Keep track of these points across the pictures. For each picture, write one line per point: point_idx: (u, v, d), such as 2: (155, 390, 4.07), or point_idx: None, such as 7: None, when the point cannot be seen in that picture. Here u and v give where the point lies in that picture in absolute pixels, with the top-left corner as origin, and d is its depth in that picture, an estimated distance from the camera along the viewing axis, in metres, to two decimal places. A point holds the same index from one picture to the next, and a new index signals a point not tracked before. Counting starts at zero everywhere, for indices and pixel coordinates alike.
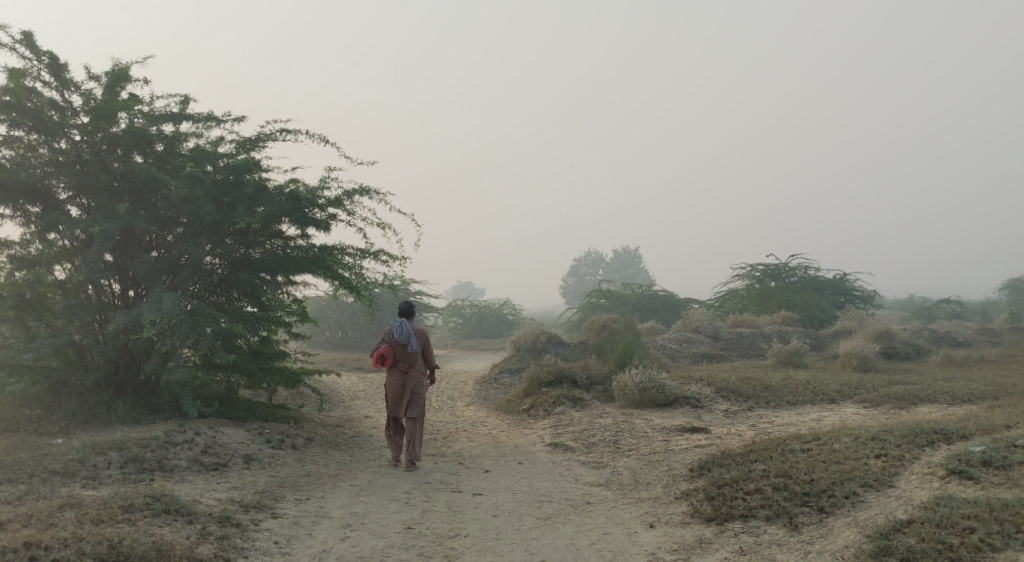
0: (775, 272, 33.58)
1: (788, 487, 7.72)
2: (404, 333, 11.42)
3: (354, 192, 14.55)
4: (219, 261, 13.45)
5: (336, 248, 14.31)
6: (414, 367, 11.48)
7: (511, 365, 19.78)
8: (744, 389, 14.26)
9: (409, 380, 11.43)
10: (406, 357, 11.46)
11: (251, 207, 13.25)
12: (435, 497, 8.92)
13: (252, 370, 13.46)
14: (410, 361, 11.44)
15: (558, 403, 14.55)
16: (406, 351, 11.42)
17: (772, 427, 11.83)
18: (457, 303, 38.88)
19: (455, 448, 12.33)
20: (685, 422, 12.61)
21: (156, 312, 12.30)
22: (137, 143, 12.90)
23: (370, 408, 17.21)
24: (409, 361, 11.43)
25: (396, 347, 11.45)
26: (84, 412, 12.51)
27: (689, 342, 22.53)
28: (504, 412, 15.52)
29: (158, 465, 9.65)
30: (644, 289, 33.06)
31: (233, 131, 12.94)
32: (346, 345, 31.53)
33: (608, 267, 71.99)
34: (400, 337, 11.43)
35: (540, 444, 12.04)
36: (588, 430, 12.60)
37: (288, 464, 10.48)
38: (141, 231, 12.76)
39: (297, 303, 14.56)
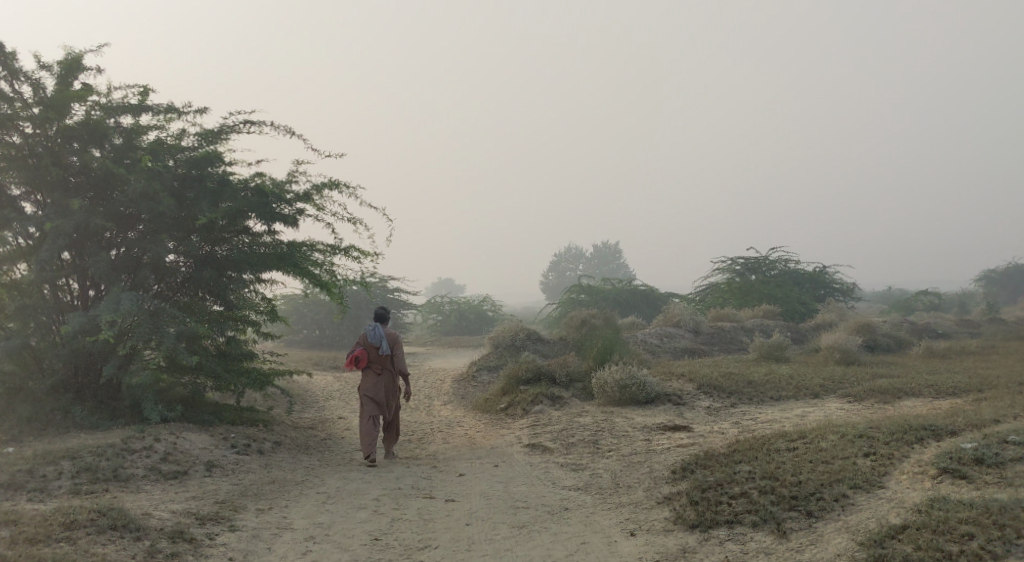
0: (755, 264, 33.35)
1: (775, 490, 7.35)
2: (378, 336, 11.26)
3: (324, 186, 14.06)
4: (182, 259, 12.94)
5: (305, 244, 13.82)
6: (388, 368, 11.35)
7: (489, 362, 19.37)
8: (727, 385, 13.89)
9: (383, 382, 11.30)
10: (379, 359, 11.31)
11: (214, 203, 12.75)
12: (405, 504, 8.49)
13: (218, 372, 12.96)
14: (384, 364, 11.29)
15: (536, 401, 14.14)
16: (380, 354, 11.25)
17: (756, 424, 11.47)
18: (436, 300, 38.46)
19: (429, 450, 11.90)
20: (666, 420, 12.22)
21: (114, 313, 11.80)
22: (93, 136, 12.38)
23: (344, 408, 16.73)
24: (383, 363, 11.28)
25: (370, 350, 11.29)
26: (40, 419, 11.99)
27: (670, 337, 22.17)
28: (481, 411, 15.09)
29: (112, 475, 9.17)
30: (625, 283, 32.70)
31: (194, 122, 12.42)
32: (323, 344, 31.05)
33: (588, 262, 71.73)
34: (374, 340, 11.27)
35: (518, 444, 11.63)
36: (567, 429, 12.19)
37: (252, 471, 10.02)
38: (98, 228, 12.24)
39: (266, 302, 14.06)
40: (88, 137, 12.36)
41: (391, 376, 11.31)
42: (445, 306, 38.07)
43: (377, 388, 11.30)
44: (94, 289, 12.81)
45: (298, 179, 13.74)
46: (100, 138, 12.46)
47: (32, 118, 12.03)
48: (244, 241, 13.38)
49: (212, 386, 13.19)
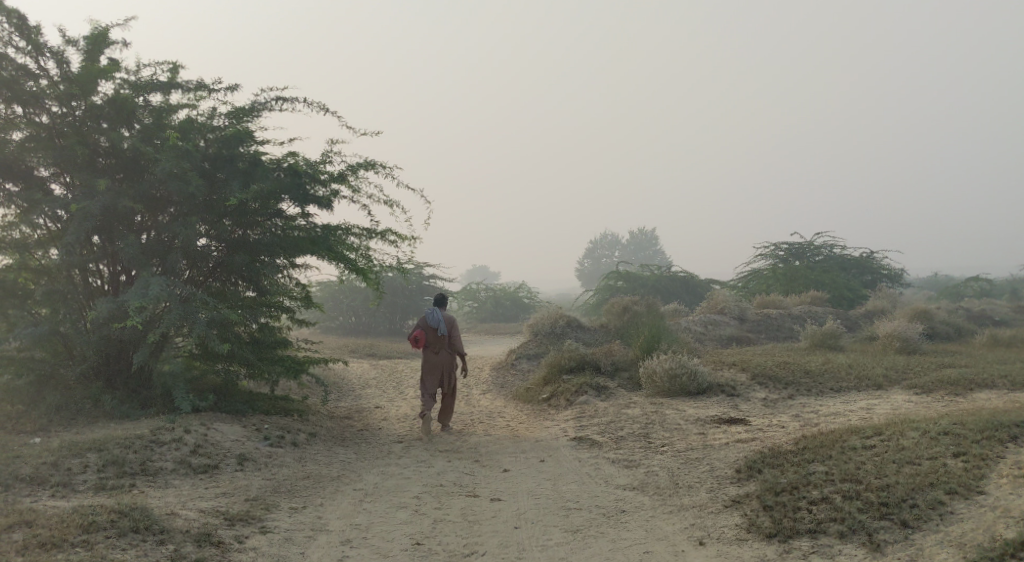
0: (800, 250, 32.41)
1: (862, 496, 6.70)
2: (437, 320, 12.16)
3: (359, 167, 13.51)
4: (214, 243, 12.47)
5: (340, 228, 13.30)
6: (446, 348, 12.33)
7: (529, 349, 18.77)
8: (782, 375, 13.18)
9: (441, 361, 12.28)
10: (437, 340, 12.27)
11: (245, 184, 12.26)
12: (449, 503, 7.92)
13: (251, 361, 12.49)
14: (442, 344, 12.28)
15: (581, 392, 13.52)
16: (438, 335, 12.17)
17: (819, 418, 10.76)
18: (471, 287, 37.98)
19: (470, 443, 11.34)
20: (721, 413, 11.55)
21: (143, 298, 11.35)
22: (121, 114, 11.92)
23: (380, 398, 16.22)
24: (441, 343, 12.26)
25: (428, 331, 12.23)
26: (70, 408, 11.60)
27: (716, 325, 21.43)
28: (523, 400, 14.51)
29: (140, 468, 8.67)
30: (666, 269, 31.92)
31: (225, 99, 11.94)
32: (359, 331, 30.68)
33: (625, 248, 70.87)
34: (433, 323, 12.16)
35: (564, 438, 11.02)
36: (616, 421, 11.56)
37: (287, 464, 9.50)
38: (127, 210, 11.80)
39: (301, 288, 13.55)
40: (116, 115, 11.91)
41: (449, 355, 12.28)
42: (482, 293, 37.50)
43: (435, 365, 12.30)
44: (124, 273, 12.36)
45: (332, 159, 13.20)
46: (127, 116, 12.00)
47: (58, 96, 11.61)
48: (277, 225, 12.87)
49: (245, 374, 12.71)
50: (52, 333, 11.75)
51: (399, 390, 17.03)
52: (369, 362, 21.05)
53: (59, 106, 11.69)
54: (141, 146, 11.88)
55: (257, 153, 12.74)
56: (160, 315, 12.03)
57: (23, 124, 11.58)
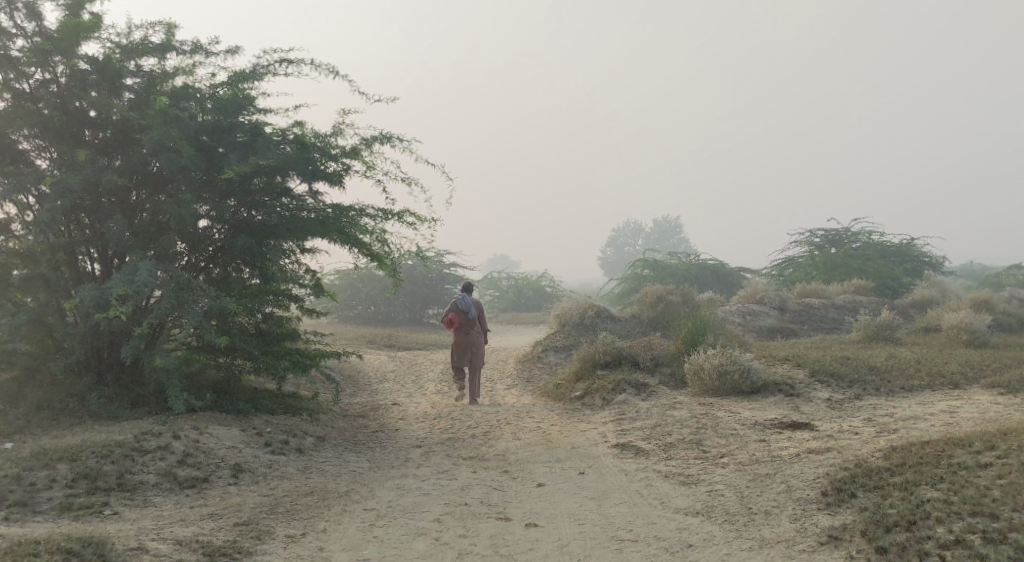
0: (837, 237, 30.88)
1: (1007, 540, 5.68)
2: (467, 304, 13.02)
3: (374, 140, 12.23)
4: (213, 224, 11.24)
5: (353, 208, 12.02)
6: (475, 330, 13.24)
7: (558, 340, 17.48)
8: (845, 372, 11.81)
9: (471, 342, 13.21)
10: (468, 323, 13.16)
11: (244, 157, 11.00)
12: (476, 530, 6.69)
13: (254, 355, 11.24)
14: (473, 325, 13.20)
15: (618, 390, 12.24)
16: (469, 318, 13.08)
17: (897, 423, 9.40)
18: (494, 276, 36.81)
19: (498, 448, 10.08)
20: (781, 416, 10.23)
21: (131, 285, 10.14)
22: (108, 80, 10.72)
23: (397, 394, 14.98)
24: (471, 325, 13.17)
25: (460, 315, 13.11)
26: (53, 406, 10.44)
27: (756, 315, 20.05)
28: (554, 398, 13.24)
29: (116, 483, 7.44)
30: (696, 256, 30.50)
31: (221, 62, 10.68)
32: (378, 321, 29.51)
33: (649, 236, 69.36)
34: (464, 309, 13.02)
35: (604, 444, 9.73)
36: (663, 425, 10.26)
37: (288, 476, 8.25)
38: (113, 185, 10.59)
39: (311, 275, 12.30)
40: (102, 80, 10.71)
41: (478, 336, 13.22)
42: (504, 282, 36.28)
43: (466, 345, 13.22)
44: (114, 257, 11.13)
45: (344, 132, 11.92)
46: (116, 82, 10.79)
47: (38, 58, 10.42)
48: (285, 205, 11.60)
49: (248, 369, 11.49)
50: (33, 323, 10.59)
51: (418, 385, 15.80)
52: (387, 354, 19.85)
53: (41, 71, 10.50)
54: (129, 112, 10.63)
55: (260, 123, 11.45)
56: (152, 303, 10.81)
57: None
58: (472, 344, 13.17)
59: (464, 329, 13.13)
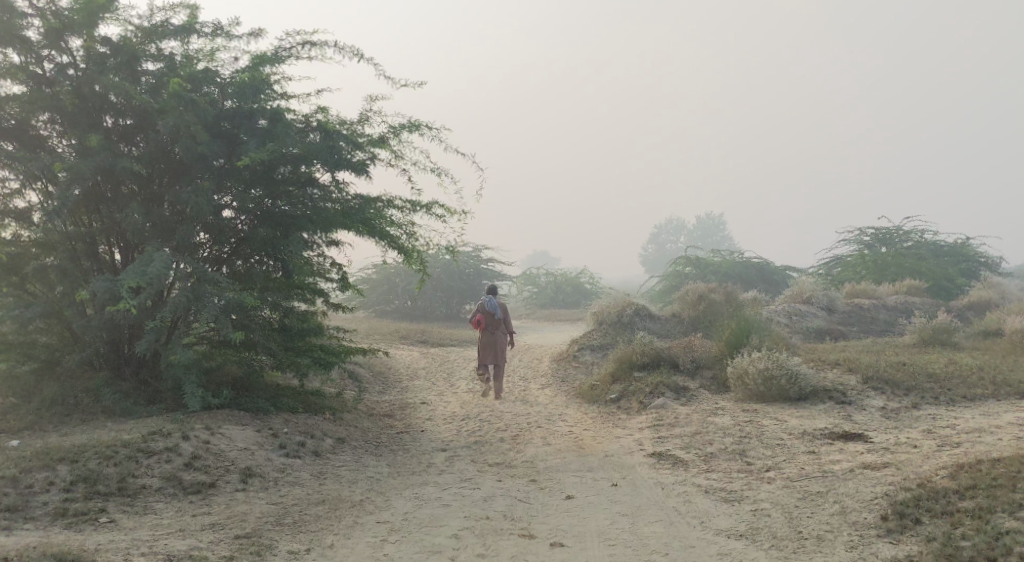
0: (887, 235, 29.82)
1: None
2: (496, 306, 13.17)
3: (403, 128, 11.72)
4: (235, 214, 10.78)
5: (380, 199, 11.52)
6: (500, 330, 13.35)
7: (595, 338, 16.87)
8: (900, 378, 11.07)
9: (498, 342, 13.33)
10: (494, 322, 13.28)
11: (264, 144, 10.49)
12: (497, 549, 6.16)
13: (275, 352, 10.78)
14: (497, 325, 13.31)
15: (656, 393, 11.61)
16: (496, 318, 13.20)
17: (960, 437, 8.66)
18: (532, 272, 36.23)
19: (527, 454, 9.52)
20: (831, 426, 9.55)
21: (142, 276, 9.53)
22: (126, 63, 10.32)
23: (426, 392, 14.48)
24: (497, 326, 13.28)
25: (487, 316, 13.19)
26: (67, 402, 10.06)
27: (802, 315, 19.25)
28: (588, 400, 12.65)
29: (116, 487, 6.99)
30: (740, 254, 29.65)
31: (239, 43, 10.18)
32: (414, 316, 29.09)
33: (692, 233, 68.28)
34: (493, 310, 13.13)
35: (640, 453, 9.12)
36: (704, 433, 9.61)
37: (302, 482, 7.75)
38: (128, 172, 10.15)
39: (337, 268, 11.85)
40: (121, 63, 10.30)
41: (503, 335, 13.34)
42: (542, 278, 35.70)
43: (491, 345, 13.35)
44: (133, 247, 10.70)
45: (370, 119, 11.42)
46: (135, 66, 10.38)
47: (54, 40, 10.04)
48: (309, 195, 11.11)
49: (270, 365, 10.96)
50: (48, 315, 10.22)
51: (449, 383, 15.30)
52: (419, 350, 19.39)
53: (58, 53, 10.13)
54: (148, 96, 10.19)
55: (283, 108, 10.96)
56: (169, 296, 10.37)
57: (16, 74, 10.04)
58: (499, 345, 13.28)
59: (491, 329, 13.26)
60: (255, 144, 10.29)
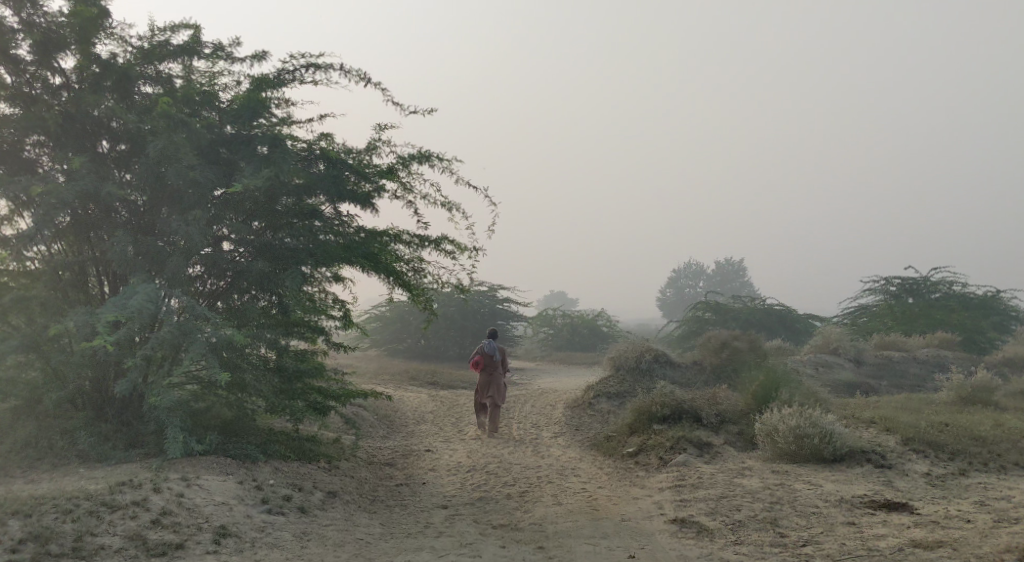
0: (914, 285, 28.87)
1: None
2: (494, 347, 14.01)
3: (413, 159, 11.03)
4: (232, 246, 10.06)
5: (387, 234, 10.85)
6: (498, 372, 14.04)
7: (611, 385, 16.04)
8: (943, 440, 10.20)
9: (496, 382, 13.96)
10: (492, 364, 14.08)
11: (259, 169, 9.60)
12: None
13: (269, 394, 10.04)
14: (495, 367, 14.06)
15: (677, 449, 10.76)
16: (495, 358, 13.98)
17: (1018, 511, 7.81)
18: (547, 313, 35.47)
19: (537, 514, 8.70)
20: (871, 493, 8.71)
21: (122, 310, 8.79)
22: (122, 84, 9.54)
23: (431, 439, 13.66)
24: (495, 366, 14.03)
25: (486, 356, 14.00)
26: (40, 443, 9.31)
27: (829, 367, 18.36)
28: (603, 452, 11.81)
29: (71, 547, 6.26)
30: (763, 301, 28.75)
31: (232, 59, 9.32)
32: (427, 355, 28.35)
33: (711, 278, 67.39)
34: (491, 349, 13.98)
35: (660, 518, 8.28)
36: (731, 497, 8.75)
37: (282, 544, 6.94)
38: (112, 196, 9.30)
39: (338, 305, 11.13)
40: (116, 84, 9.53)
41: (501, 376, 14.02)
42: (558, 320, 34.90)
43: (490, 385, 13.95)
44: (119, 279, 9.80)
45: (378, 149, 10.74)
46: (131, 88, 9.60)
47: (42, 56, 9.33)
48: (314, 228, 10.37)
49: (263, 408, 10.19)
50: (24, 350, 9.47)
51: (457, 428, 14.46)
52: (428, 392, 18.57)
53: (49, 73, 9.36)
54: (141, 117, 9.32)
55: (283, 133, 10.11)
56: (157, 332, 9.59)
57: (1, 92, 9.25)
58: (497, 383, 13.94)
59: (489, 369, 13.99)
60: (249, 169, 9.42)
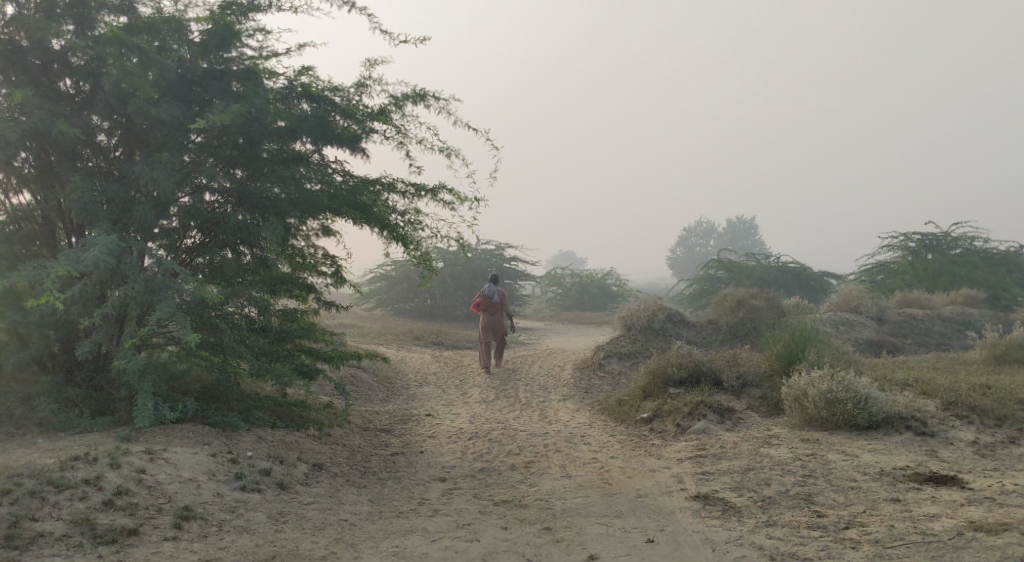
0: (935, 241, 27.79)
1: None
2: (494, 291, 14.96)
3: (406, 99, 10.08)
4: (211, 195, 9.10)
5: (379, 181, 9.93)
6: (497, 313, 15.13)
7: (623, 344, 15.17)
8: (989, 404, 9.31)
9: (495, 322, 15.12)
10: (493, 305, 15.17)
11: (230, 106, 8.62)
12: None
13: (251, 357, 9.16)
14: (495, 308, 15.11)
15: (695, 416, 9.91)
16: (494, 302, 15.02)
17: None
18: (556, 272, 34.56)
19: (544, 488, 7.87)
20: (914, 465, 7.85)
21: (77, 264, 7.90)
22: (76, 10, 8.54)
23: (433, 403, 12.84)
24: (495, 308, 15.09)
25: (486, 299, 15.02)
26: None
27: (850, 326, 17.45)
28: (615, 417, 10.97)
29: (4, 536, 5.52)
30: (778, 258, 27.75)
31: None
32: (434, 314, 27.53)
33: (721, 236, 66.33)
34: (491, 294, 14.97)
35: (680, 493, 7.44)
36: (758, 469, 7.89)
37: (252, 528, 6.13)
38: (69, 137, 8.37)
39: (329, 260, 10.26)
40: (71, 10, 8.54)
41: (500, 317, 15.13)
42: (567, 279, 34.00)
43: (489, 325, 15.14)
44: (83, 230, 8.77)
45: (369, 87, 9.80)
46: (88, 14, 8.61)
47: None
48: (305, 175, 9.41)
49: (246, 370, 9.34)
50: None
51: (460, 391, 13.62)
52: (432, 352, 17.73)
53: None
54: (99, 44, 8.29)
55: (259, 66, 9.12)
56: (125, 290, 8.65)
57: None
58: (496, 324, 15.12)
59: (490, 311, 15.10)
60: (219, 107, 8.45)
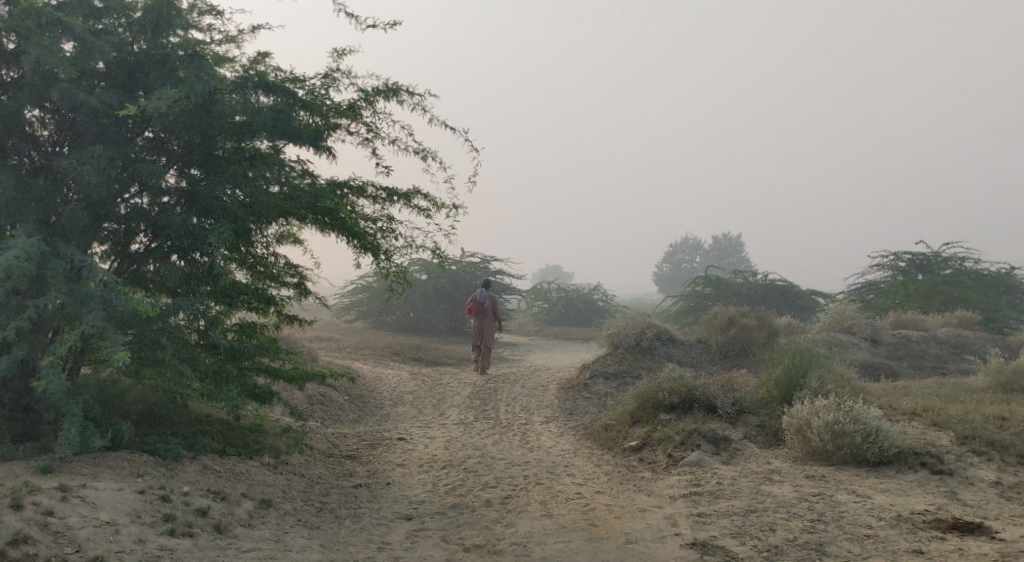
0: (925, 261, 27.15)
1: None
2: (484, 297, 15.17)
3: (379, 95, 9.25)
4: (158, 195, 8.21)
5: (348, 184, 9.06)
6: (488, 318, 15.36)
7: (609, 364, 14.32)
8: (1009, 439, 8.51)
9: (485, 327, 15.35)
10: (483, 311, 15.37)
11: (176, 94, 7.76)
12: None
13: (199, 377, 8.25)
14: (486, 313, 15.33)
15: (689, 446, 9.07)
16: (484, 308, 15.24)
17: None
18: (541, 286, 33.71)
19: (522, 530, 7.00)
20: (934, 509, 7.04)
21: None
22: None
23: (406, 424, 11.95)
24: (486, 314, 15.32)
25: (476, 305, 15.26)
26: None
27: (845, 347, 16.69)
28: (601, 445, 10.10)
29: None
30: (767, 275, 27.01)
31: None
32: (414, 328, 26.63)
33: (707, 253, 65.75)
34: (482, 300, 15.17)
35: (675, 540, 6.60)
36: (761, 511, 7.05)
37: None
38: None
39: (293, 271, 9.25)
40: None
41: (491, 323, 15.34)
42: (552, 293, 33.16)
43: (481, 329, 15.40)
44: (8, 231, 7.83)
45: (337, 82, 8.97)
46: None
47: None
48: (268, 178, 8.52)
49: (195, 392, 8.42)
50: None
51: (438, 412, 12.72)
52: (409, 369, 16.81)
53: None
54: (26, 21, 7.42)
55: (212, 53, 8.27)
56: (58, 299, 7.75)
57: None
58: (487, 329, 15.34)
59: (480, 316, 15.34)
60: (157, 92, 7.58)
